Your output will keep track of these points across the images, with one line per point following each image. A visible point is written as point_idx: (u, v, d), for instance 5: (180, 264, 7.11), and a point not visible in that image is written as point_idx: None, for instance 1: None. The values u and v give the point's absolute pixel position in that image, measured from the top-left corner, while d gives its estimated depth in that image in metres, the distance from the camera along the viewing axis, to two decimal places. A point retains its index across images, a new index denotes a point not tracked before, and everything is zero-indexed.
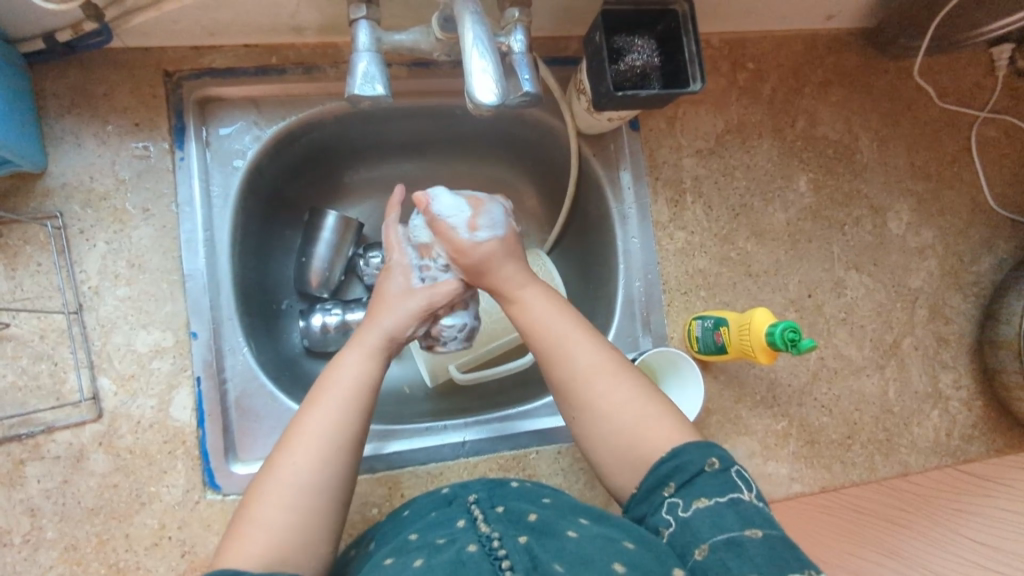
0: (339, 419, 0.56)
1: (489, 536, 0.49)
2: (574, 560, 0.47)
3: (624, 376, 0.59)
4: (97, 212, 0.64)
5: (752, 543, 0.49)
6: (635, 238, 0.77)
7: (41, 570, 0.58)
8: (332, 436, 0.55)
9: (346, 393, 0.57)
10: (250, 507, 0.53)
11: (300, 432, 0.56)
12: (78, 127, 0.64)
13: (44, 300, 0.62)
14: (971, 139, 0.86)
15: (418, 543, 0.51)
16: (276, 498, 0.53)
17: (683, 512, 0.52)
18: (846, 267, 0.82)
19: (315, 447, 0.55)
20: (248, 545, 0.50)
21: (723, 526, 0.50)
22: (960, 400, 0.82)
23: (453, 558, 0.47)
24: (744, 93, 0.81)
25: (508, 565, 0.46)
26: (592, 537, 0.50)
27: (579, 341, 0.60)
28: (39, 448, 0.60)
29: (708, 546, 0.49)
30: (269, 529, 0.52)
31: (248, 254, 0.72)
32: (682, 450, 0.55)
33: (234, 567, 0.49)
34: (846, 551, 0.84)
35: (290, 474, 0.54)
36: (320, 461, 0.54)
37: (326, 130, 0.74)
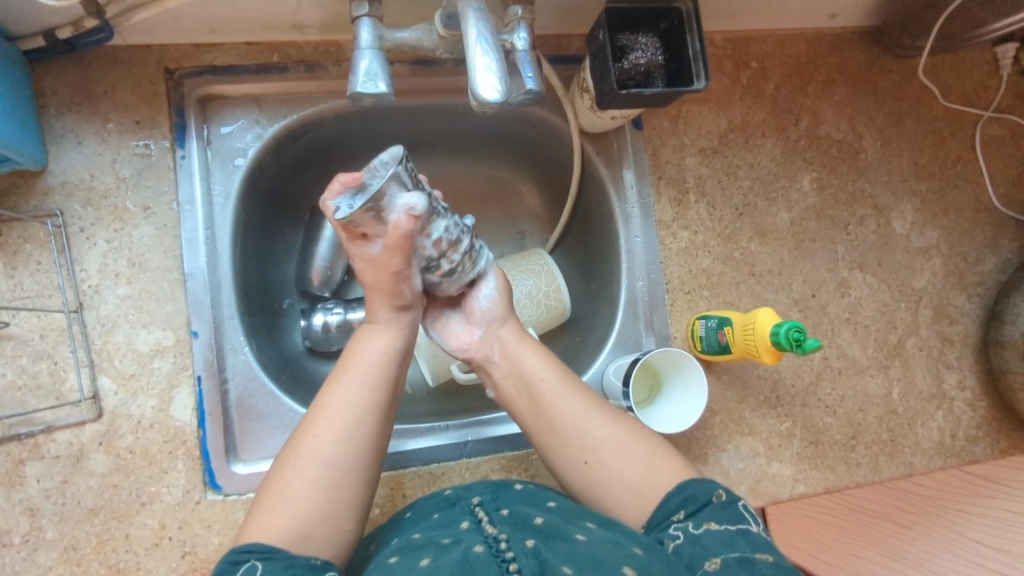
0: (363, 392, 0.57)
1: (496, 538, 0.49)
2: (585, 562, 0.46)
3: (622, 427, 0.60)
4: (97, 210, 0.63)
5: (763, 564, 0.48)
6: (638, 237, 0.77)
7: (41, 570, 0.58)
8: (354, 410, 0.56)
9: (375, 369, 0.58)
10: (274, 481, 0.53)
11: (323, 407, 0.56)
12: (78, 125, 0.64)
13: (43, 299, 0.61)
14: (975, 139, 0.85)
15: (423, 543, 0.50)
16: (298, 470, 0.53)
17: (693, 530, 0.52)
18: (850, 267, 0.81)
19: (343, 420, 0.55)
20: (268, 520, 0.51)
21: (736, 547, 0.50)
22: (964, 401, 0.82)
23: (460, 560, 0.46)
24: (747, 92, 0.81)
25: (517, 567, 0.45)
26: (601, 540, 0.49)
27: (569, 395, 0.61)
28: (39, 448, 0.60)
29: (721, 560, 0.48)
30: (292, 503, 0.52)
31: (248, 254, 0.72)
32: (688, 484, 0.55)
33: (264, 543, 0.50)
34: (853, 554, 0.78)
35: (314, 448, 0.54)
36: (343, 435, 0.55)
37: (328, 129, 0.74)
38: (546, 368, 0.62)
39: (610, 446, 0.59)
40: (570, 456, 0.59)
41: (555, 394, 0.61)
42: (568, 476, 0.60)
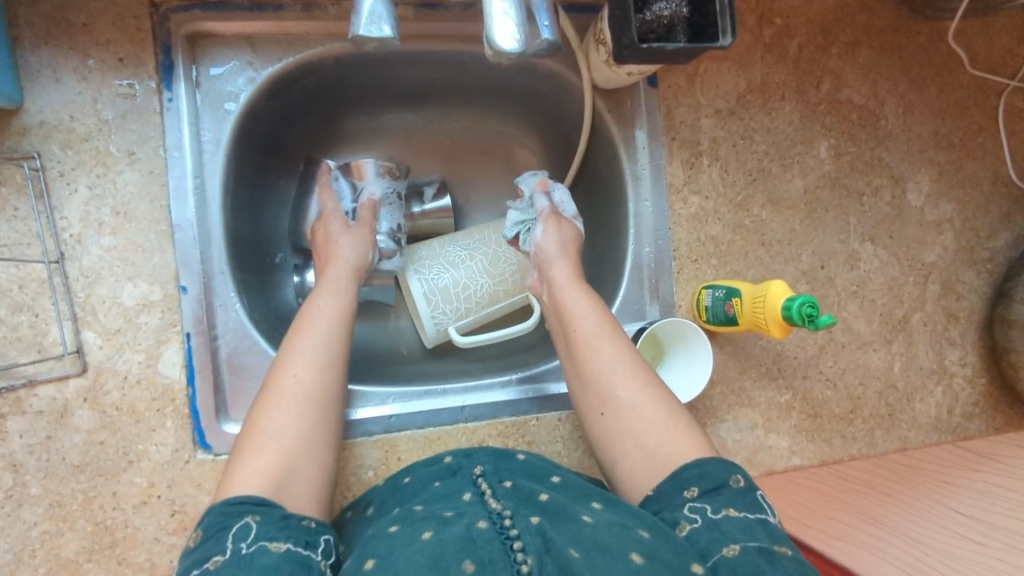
0: (328, 333, 0.59)
1: (500, 514, 0.47)
2: (591, 545, 0.45)
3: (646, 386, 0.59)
4: (78, 154, 0.59)
5: (783, 557, 0.47)
6: (647, 201, 0.74)
7: (26, 526, 0.56)
8: (324, 351, 0.58)
9: (339, 316, 0.61)
10: (258, 420, 0.53)
11: (295, 348, 0.58)
12: (55, 60, 0.59)
13: (21, 248, 0.58)
14: (998, 109, 0.82)
15: (424, 515, 0.49)
16: (284, 406, 0.54)
17: (712, 514, 0.50)
18: (860, 239, 0.79)
19: (318, 360, 0.57)
20: (260, 460, 0.51)
21: (756, 536, 0.49)
22: (964, 377, 0.81)
23: (463, 534, 0.45)
24: (769, 51, 0.76)
25: (521, 546, 0.44)
26: (607, 523, 0.48)
27: (603, 343, 0.61)
28: (20, 402, 0.57)
29: (741, 547, 0.47)
30: (283, 439, 0.52)
31: (240, 205, 0.68)
32: (704, 461, 0.54)
33: (251, 494, 0.48)
34: (832, 520, 0.71)
35: (294, 384, 0.55)
36: (321, 373, 0.57)
37: (325, 74, 0.69)
38: (591, 313, 0.63)
39: (636, 393, 0.59)
40: (591, 402, 0.60)
41: (591, 338, 0.62)
42: (588, 426, 0.61)
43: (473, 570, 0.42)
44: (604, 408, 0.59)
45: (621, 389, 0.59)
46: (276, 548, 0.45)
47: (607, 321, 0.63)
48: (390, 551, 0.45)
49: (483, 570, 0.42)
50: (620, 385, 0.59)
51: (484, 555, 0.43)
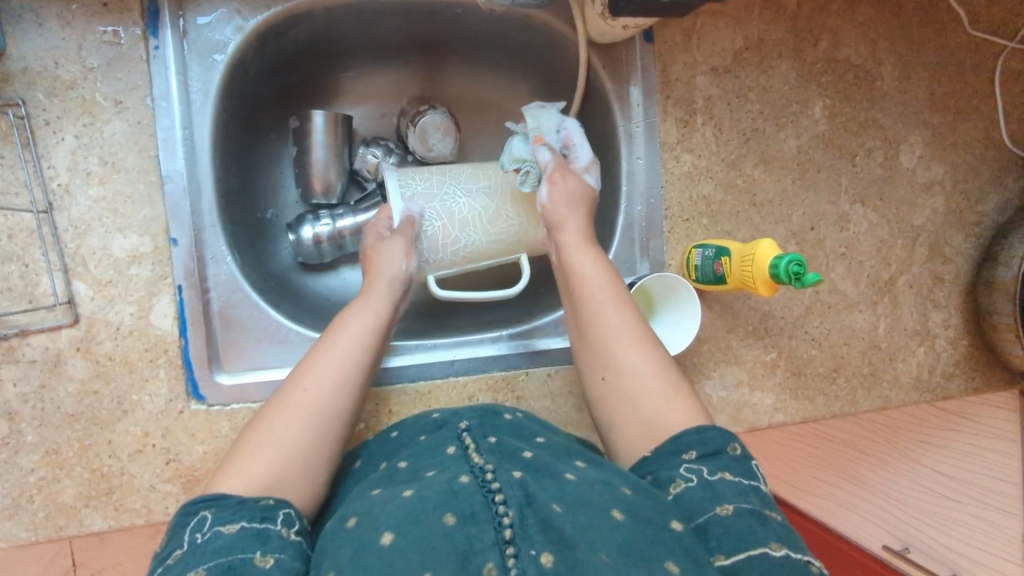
0: (352, 353, 0.59)
1: (483, 468, 0.48)
2: (573, 502, 0.47)
3: (640, 339, 0.61)
4: (64, 102, 0.58)
5: (774, 521, 0.49)
6: (640, 159, 0.74)
7: (23, 472, 0.57)
8: (344, 370, 0.57)
9: (364, 337, 0.60)
10: (256, 429, 0.53)
11: (315, 363, 0.58)
12: (37, 4, 0.58)
13: (10, 197, 0.58)
14: (995, 72, 0.82)
15: (408, 475, 0.50)
16: (285, 419, 0.54)
17: (708, 475, 0.51)
18: (851, 201, 0.80)
19: (333, 377, 0.57)
20: (248, 462, 0.51)
21: (748, 499, 0.49)
22: (946, 338, 0.83)
23: (444, 489, 0.46)
24: (768, 7, 0.75)
25: (502, 499, 0.44)
26: (588, 482, 0.50)
27: (609, 307, 0.62)
28: (13, 351, 0.57)
29: (734, 508, 0.48)
30: (277, 449, 0.52)
31: (230, 157, 0.67)
32: (708, 428, 0.54)
33: (220, 491, 0.49)
34: (811, 475, 0.83)
35: (306, 398, 0.55)
36: (333, 390, 0.56)
37: (315, 25, 0.68)
38: (597, 277, 0.64)
39: (632, 347, 0.60)
40: (592, 366, 0.61)
41: (599, 303, 0.62)
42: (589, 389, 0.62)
43: (454, 523, 0.43)
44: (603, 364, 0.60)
45: (624, 344, 0.60)
46: (229, 531, 0.45)
47: (614, 283, 0.63)
48: (372, 508, 0.46)
49: (464, 523, 0.43)
50: (623, 345, 0.60)
51: (465, 509, 0.44)
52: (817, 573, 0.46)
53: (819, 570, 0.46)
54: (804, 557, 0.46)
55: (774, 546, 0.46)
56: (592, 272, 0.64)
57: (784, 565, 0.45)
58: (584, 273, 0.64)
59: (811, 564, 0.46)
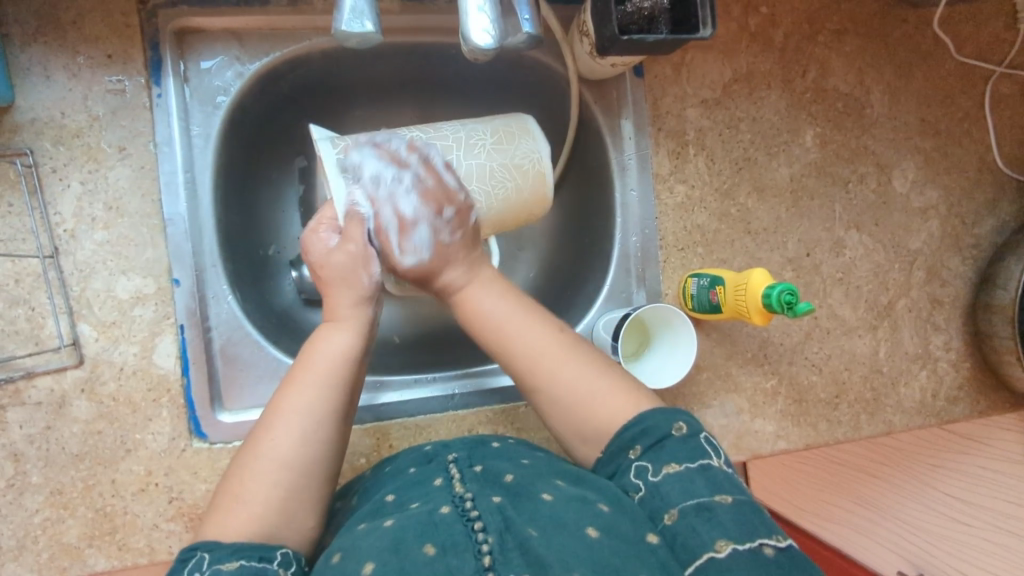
0: (325, 395, 0.56)
1: (462, 497, 0.48)
2: (550, 523, 0.47)
3: (566, 349, 0.59)
4: (70, 150, 0.60)
5: (722, 508, 0.49)
6: (633, 191, 0.75)
7: (28, 513, 0.58)
8: (317, 414, 0.55)
9: (334, 371, 0.57)
10: (229, 486, 0.53)
11: (281, 408, 0.55)
12: (45, 57, 0.60)
13: (18, 243, 0.59)
14: (984, 96, 0.83)
15: (393, 507, 0.51)
16: (257, 471, 0.53)
17: (653, 477, 0.52)
18: (846, 227, 0.80)
19: (302, 424, 0.54)
20: (228, 518, 0.51)
21: (694, 493, 0.50)
22: (948, 361, 0.82)
23: (426, 519, 0.46)
24: (755, 40, 0.77)
25: (481, 526, 0.45)
26: (567, 500, 0.50)
27: (527, 326, 0.59)
28: (20, 394, 0.59)
29: (678, 511, 0.49)
30: (252, 505, 0.51)
31: (231, 198, 0.69)
32: (644, 416, 0.55)
33: (211, 539, 0.49)
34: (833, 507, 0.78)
35: (271, 449, 0.53)
36: (304, 436, 0.54)
37: (314, 69, 0.70)
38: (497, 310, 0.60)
39: (568, 361, 0.58)
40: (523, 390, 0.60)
41: (517, 327, 0.59)
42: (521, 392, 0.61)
43: (434, 553, 0.43)
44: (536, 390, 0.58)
45: (548, 359, 0.58)
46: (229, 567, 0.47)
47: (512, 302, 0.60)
48: (354, 543, 0.46)
49: (445, 552, 0.43)
50: (553, 363, 0.58)
51: (445, 538, 0.44)
52: (772, 555, 0.46)
53: (774, 552, 0.47)
54: (752, 546, 0.47)
55: (720, 545, 0.47)
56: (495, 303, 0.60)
57: (732, 563, 0.46)
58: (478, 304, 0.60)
59: (765, 548, 0.47)
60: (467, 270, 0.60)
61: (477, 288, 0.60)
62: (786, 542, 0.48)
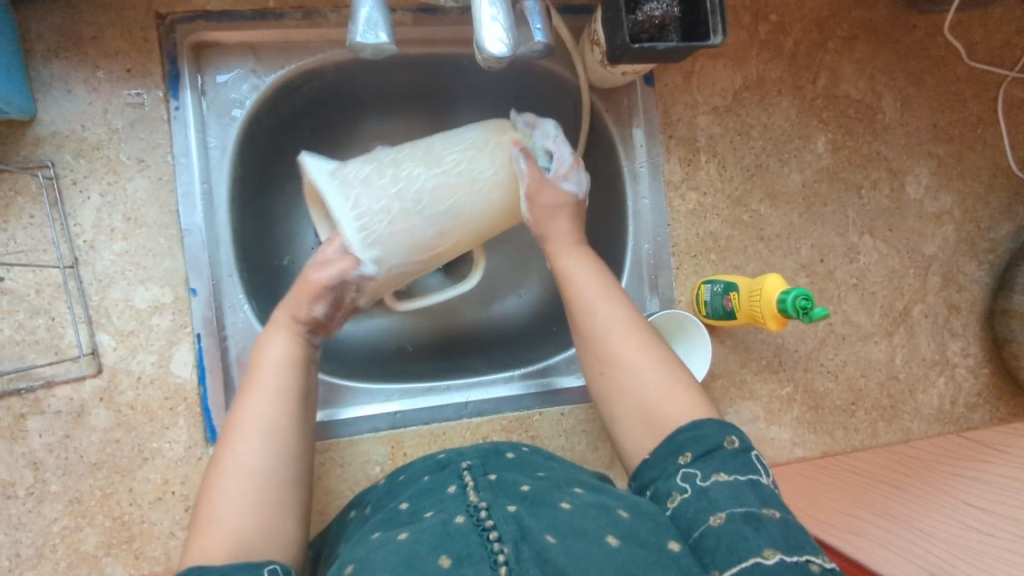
0: (275, 400, 0.57)
1: (478, 506, 0.48)
2: (568, 530, 0.47)
3: (643, 331, 0.61)
4: (90, 162, 0.62)
5: (769, 521, 0.48)
6: (646, 198, 0.75)
7: (46, 522, 0.59)
8: (268, 418, 0.56)
9: (281, 376, 0.58)
10: (202, 504, 0.52)
11: (237, 419, 0.56)
12: (66, 72, 0.61)
13: (38, 254, 0.60)
14: (997, 100, 0.82)
15: (408, 516, 0.50)
16: (222, 485, 0.53)
17: (701, 482, 0.51)
18: (860, 232, 0.80)
19: (259, 432, 0.55)
20: (210, 533, 0.50)
21: (743, 501, 0.49)
22: (967, 368, 0.81)
23: (441, 529, 0.46)
24: (765, 47, 0.77)
25: (497, 536, 0.45)
26: (585, 508, 0.50)
27: (613, 302, 0.62)
28: (39, 403, 0.59)
29: (725, 515, 0.49)
30: (226, 521, 0.51)
31: (247, 209, 0.70)
32: (700, 424, 0.54)
33: (198, 563, 0.48)
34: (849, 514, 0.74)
35: (234, 461, 0.54)
36: (261, 445, 0.55)
37: (328, 81, 0.71)
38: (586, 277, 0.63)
39: (631, 334, 0.61)
40: (590, 363, 0.62)
41: (603, 300, 0.62)
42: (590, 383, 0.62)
43: (449, 565, 0.43)
44: (613, 365, 0.60)
45: (627, 337, 0.60)
46: None
47: (604, 279, 0.64)
48: (369, 554, 0.46)
49: (460, 563, 0.43)
50: (634, 345, 0.60)
51: (460, 549, 0.44)
52: (817, 571, 0.46)
53: (819, 569, 0.46)
54: (798, 558, 0.46)
55: (767, 553, 0.46)
56: (592, 276, 0.63)
57: (777, 572, 0.45)
58: (570, 276, 0.64)
59: (810, 564, 0.46)
60: (573, 233, 0.65)
61: (577, 257, 0.65)
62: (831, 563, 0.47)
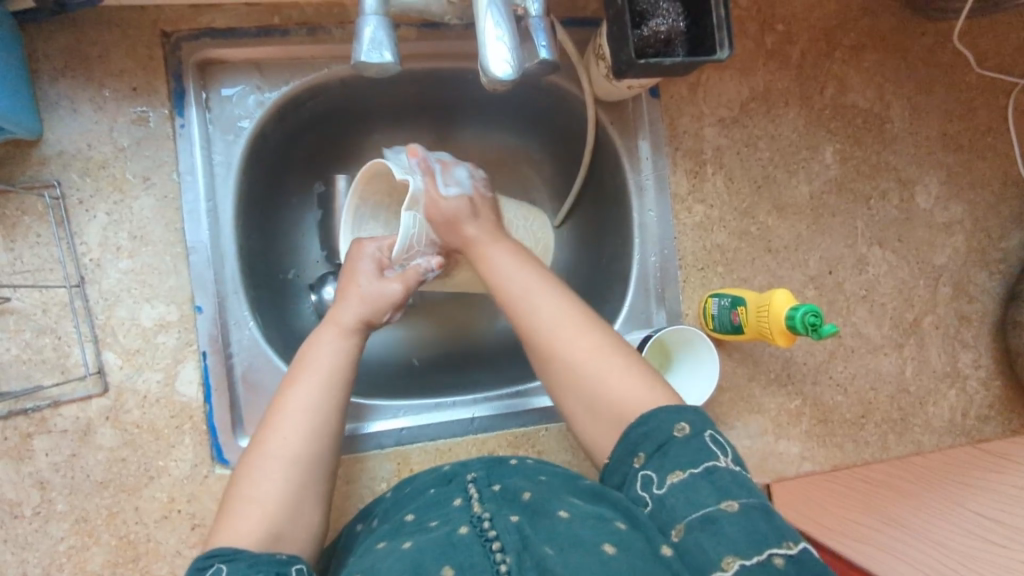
0: (328, 394, 0.57)
1: (481, 517, 0.48)
2: (567, 543, 0.46)
3: (590, 327, 0.58)
4: (96, 181, 0.62)
5: (727, 519, 0.45)
6: (652, 211, 0.75)
7: (53, 541, 0.59)
8: (317, 411, 0.56)
9: (333, 369, 0.58)
10: (241, 484, 0.53)
11: (285, 407, 0.56)
12: (72, 92, 0.62)
13: (45, 273, 0.60)
14: (1008, 108, 0.81)
15: (412, 526, 0.50)
16: (265, 470, 0.53)
17: (658, 489, 0.49)
18: (869, 243, 0.79)
19: (307, 422, 0.56)
20: (243, 521, 0.51)
21: (699, 504, 0.47)
22: (978, 379, 0.80)
23: (443, 540, 0.46)
24: (772, 58, 0.77)
25: (500, 547, 0.45)
26: (583, 516, 0.49)
27: (545, 295, 0.60)
28: (45, 422, 0.59)
29: (684, 526, 0.46)
30: (265, 504, 0.52)
31: (252, 224, 0.70)
32: (648, 417, 0.52)
33: (227, 546, 0.49)
34: (851, 519, 0.72)
35: (281, 447, 0.54)
36: (308, 436, 0.55)
37: (333, 96, 0.71)
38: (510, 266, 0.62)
39: (582, 333, 0.58)
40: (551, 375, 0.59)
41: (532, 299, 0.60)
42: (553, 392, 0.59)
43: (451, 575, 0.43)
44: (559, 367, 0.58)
45: (563, 329, 0.58)
46: None
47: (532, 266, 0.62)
48: (373, 563, 0.46)
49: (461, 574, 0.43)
50: (569, 334, 0.58)
51: (463, 560, 0.44)
52: (782, 567, 0.43)
53: (784, 561, 0.44)
54: (758, 559, 0.44)
55: (726, 563, 0.44)
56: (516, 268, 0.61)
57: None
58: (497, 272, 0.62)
59: (773, 560, 0.44)
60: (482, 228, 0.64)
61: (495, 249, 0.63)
62: (798, 548, 0.44)
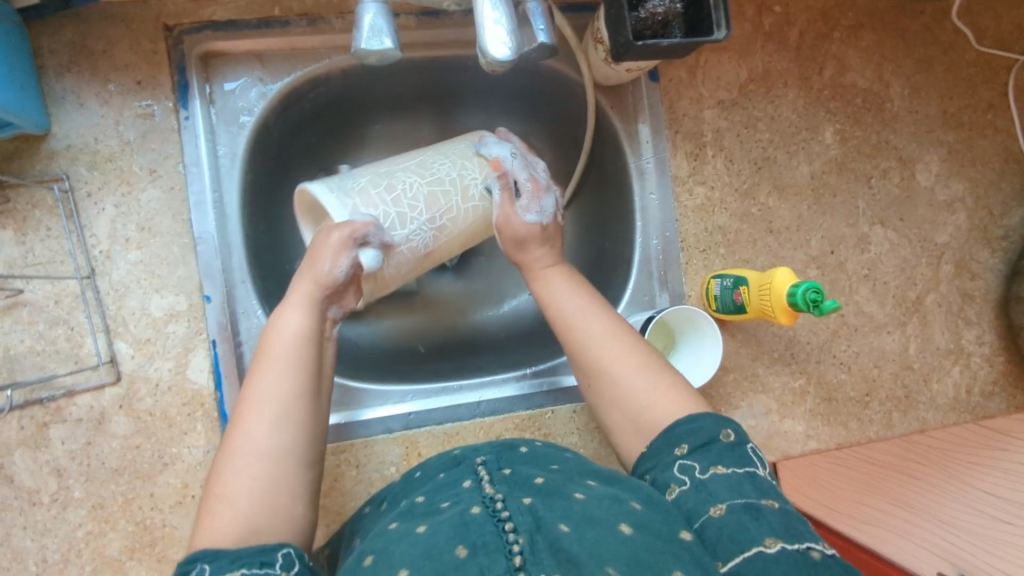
0: (288, 379, 0.55)
1: (492, 498, 0.49)
2: (581, 519, 0.47)
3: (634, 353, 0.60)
4: (103, 174, 0.63)
5: (769, 511, 0.49)
6: (653, 195, 0.75)
7: (71, 527, 0.60)
8: (279, 400, 0.54)
9: (293, 352, 0.56)
10: (212, 484, 0.51)
11: (247, 398, 0.54)
12: (78, 87, 0.63)
13: (56, 266, 0.61)
14: (1008, 85, 0.81)
15: (426, 509, 0.51)
16: (234, 468, 0.51)
17: (699, 474, 0.51)
18: (870, 222, 0.79)
19: (271, 412, 0.53)
20: (218, 523, 0.49)
21: (743, 493, 0.50)
22: (982, 356, 0.81)
23: (456, 522, 0.46)
24: (770, 39, 0.77)
25: (512, 526, 0.45)
26: (597, 499, 0.50)
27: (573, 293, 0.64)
28: (61, 411, 0.61)
29: (726, 507, 0.49)
30: (238, 503, 0.50)
31: (258, 216, 0.70)
32: (697, 417, 0.55)
33: (203, 550, 0.47)
34: (854, 499, 0.74)
35: (247, 441, 0.52)
36: (273, 425, 0.53)
37: (335, 86, 0.72)
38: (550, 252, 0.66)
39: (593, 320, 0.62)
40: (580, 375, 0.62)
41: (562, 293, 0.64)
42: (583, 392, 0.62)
43: (465, 555, 0.43)
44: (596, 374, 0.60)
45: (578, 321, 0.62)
46: None
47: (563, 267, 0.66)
48: (387, 546, 0.47)
49: (476, 553, 0.43)
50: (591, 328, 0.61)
51: (477, 540, 0.44)
52: (819, 559, 0.46)
53: (821, 556, 0.46)
54: (799, 547, 0.46)
55: (769, 542, 0.46)
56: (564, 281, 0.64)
57: (780, 560, 0.45)
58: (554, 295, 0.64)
59: (812, 551, 0.46)
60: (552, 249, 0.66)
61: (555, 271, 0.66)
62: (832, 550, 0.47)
